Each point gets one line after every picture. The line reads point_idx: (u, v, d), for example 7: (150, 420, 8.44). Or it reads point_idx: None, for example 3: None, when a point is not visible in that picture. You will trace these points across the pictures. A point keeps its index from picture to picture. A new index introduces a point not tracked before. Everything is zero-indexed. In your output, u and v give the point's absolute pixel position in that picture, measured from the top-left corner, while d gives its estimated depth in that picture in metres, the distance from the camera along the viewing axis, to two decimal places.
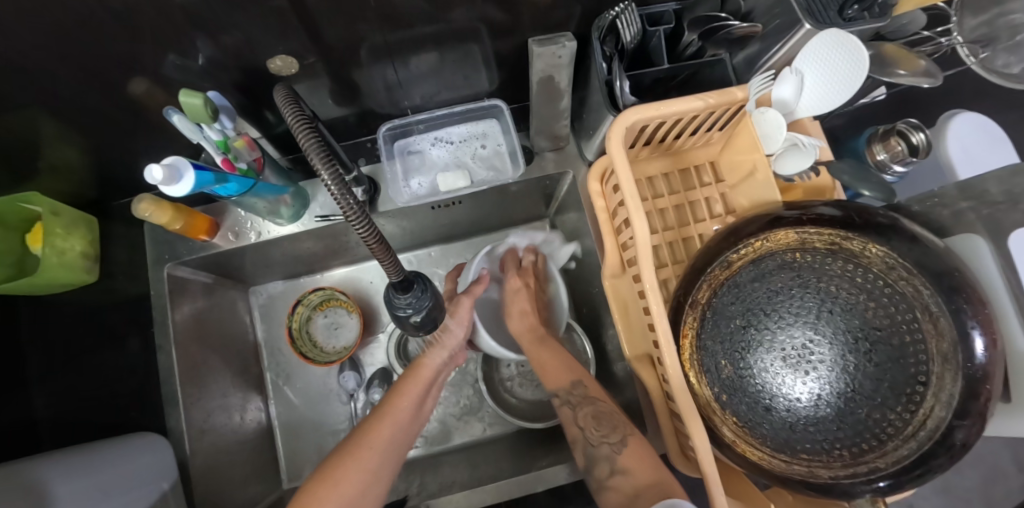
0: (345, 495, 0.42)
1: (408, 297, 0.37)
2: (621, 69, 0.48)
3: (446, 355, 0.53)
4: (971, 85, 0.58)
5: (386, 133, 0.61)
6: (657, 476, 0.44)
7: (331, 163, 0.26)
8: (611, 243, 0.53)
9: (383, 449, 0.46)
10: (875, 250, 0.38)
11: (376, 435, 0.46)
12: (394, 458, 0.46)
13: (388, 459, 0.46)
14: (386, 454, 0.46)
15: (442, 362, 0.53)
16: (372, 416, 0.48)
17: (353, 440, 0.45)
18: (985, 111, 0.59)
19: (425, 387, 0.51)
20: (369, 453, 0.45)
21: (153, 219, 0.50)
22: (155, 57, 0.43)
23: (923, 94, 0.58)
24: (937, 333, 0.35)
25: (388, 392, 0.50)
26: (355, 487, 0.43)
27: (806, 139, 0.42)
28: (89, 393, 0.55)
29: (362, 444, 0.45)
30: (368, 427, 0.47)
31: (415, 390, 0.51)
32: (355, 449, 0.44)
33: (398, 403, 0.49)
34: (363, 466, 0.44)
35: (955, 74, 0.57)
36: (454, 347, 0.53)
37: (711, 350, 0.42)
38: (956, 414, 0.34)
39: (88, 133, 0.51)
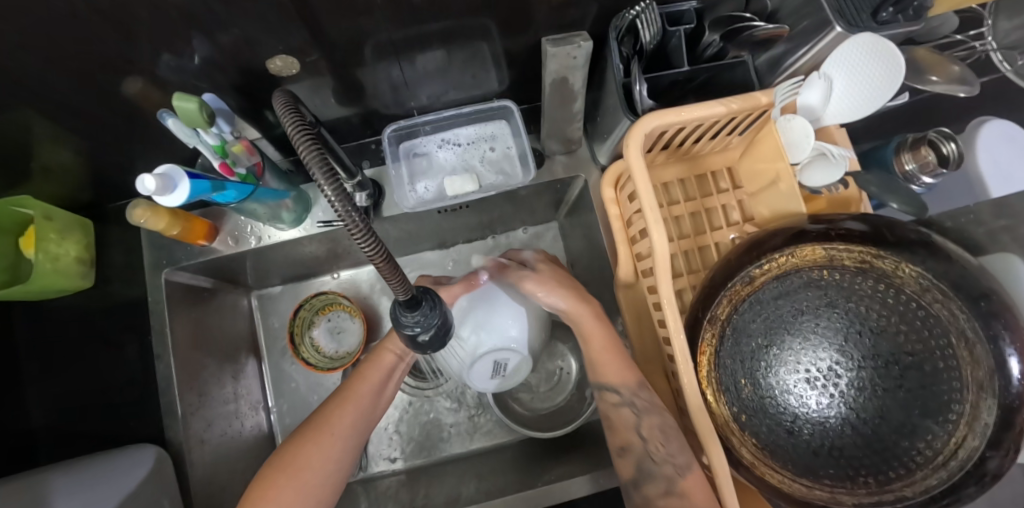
0: (302, 483, 0.43)
1: (415, 315, 0.35)
2: (639, 71, 0.45)
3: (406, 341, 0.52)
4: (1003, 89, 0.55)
5: (392, 134, 0.58)
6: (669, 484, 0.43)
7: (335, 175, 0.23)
8: (625, 253, 0.51)
9: (342, 435, 0.46)
10: (908, 269, 0.36)
11: (335, 422, 0.47)
12: (351, 446, 0.47)
13: (346, 446, 0.46)
14: (344, 440, 0.46)
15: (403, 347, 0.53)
16: (333, 403, 0.48)
17: (311, 430, 0.46)
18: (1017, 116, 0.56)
19: (387, 373, 0.52)
20: (327, 440, 0.46)
21: (149, 225, 0.47)
22: (149, 57, 0.41)
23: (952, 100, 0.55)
24: (973, 360, 0.33)
25: (350, 377, 0.51)
26: (315, 476, 0.44)
27: (836, 148, 0.40)
28: (85, 402, 0.54)
29: (320, 432, 0.46)
30: (327, 413, 0.47)
31: (375, 376, 0.51)
32: (313, 438, 0.45)
33: (358, 389, 0.49)
34: (323, 455, 0.45)
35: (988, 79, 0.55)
36: None
37: (730, 369, 0.41)
38: (990, 444, 0.32)
39: (81, 134, 0.49)
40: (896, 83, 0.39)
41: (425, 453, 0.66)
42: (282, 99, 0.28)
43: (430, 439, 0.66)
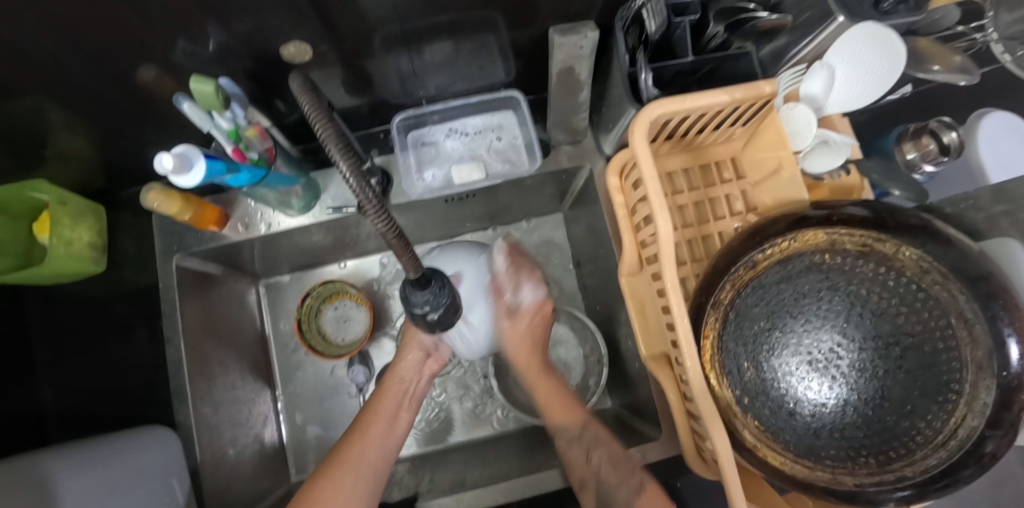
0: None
1: (426, 294, 0.36)
2: (645, 60, 0.46)
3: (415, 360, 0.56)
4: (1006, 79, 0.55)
5: (400, 123, 0.59)
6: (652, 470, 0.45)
7: (350, 155, 0.25)
8: (630, 240, 0.51)
9: (356, 469, 0.48)
10: (908, 253, 0.37)
11: (348, 455, 0.48)
12: (374, 477, 0.49)
13: (370, 481, 0.48)
14: (358, 474, 0.48)
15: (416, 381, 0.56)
16: (349, 440, 0.50)
17: (331, 465, 0.48)
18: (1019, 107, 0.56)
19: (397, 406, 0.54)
20: (341, 473, 0.47)
21: (162, 210, 0.49)
22: (164, 43, 0.42)
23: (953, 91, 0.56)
24: (972, 341, 0.34)
25: (364, 412, 0.53)
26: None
27: (838, 136, 0.42)
28: (96, 385, 0.55)
29: (335, 466, 0.47)
30: (341, 448, 0.49)
31: (387, 410, 0.53)
32: (331, 473, 0.47)
33: (372, 424, 0.52)
34: (342, 491, 0.46)
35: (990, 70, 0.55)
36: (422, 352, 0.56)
37: (733, 353, 0.41)
38: (989, 424, 0.33)
39: (95, 120, 0.50)
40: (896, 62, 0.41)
41: (430, 440, 0.66)
42: (298, 79, 0.29)
43: (435, 427, 0.67)
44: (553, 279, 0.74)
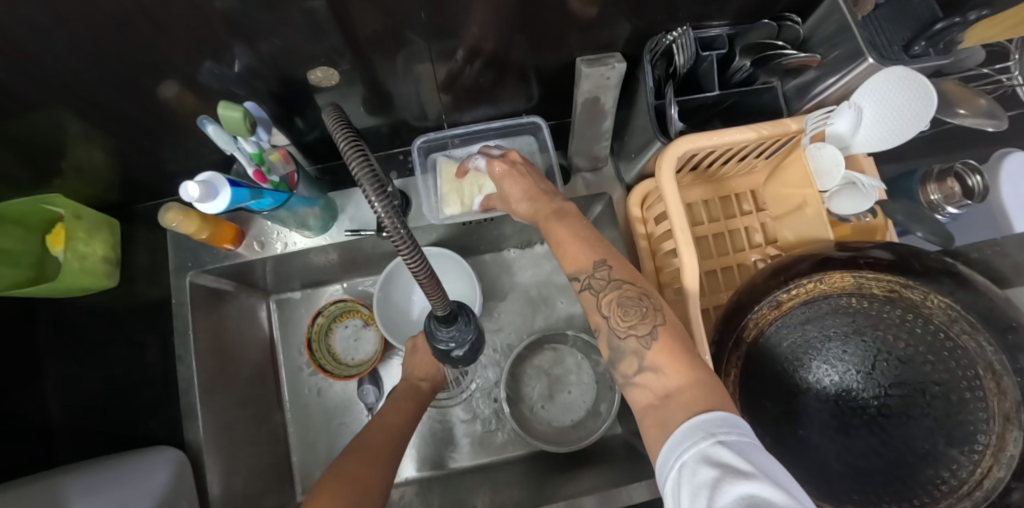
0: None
1: (451, 330, 0.36)
2: (672, 94, 0.46)
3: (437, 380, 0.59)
4: None
5: (421, 145, 0.58)
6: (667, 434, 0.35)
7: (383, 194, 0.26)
8: (650, 272, 0.51)
9: (385, 459, 0.47)
10: (937, 300, 0.36)
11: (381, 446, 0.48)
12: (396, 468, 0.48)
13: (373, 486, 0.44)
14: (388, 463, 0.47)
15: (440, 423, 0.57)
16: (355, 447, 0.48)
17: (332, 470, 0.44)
18: None
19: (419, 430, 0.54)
20: (374, 460, 0.46)
21: (180, 229, 0.48)
22: (190, 63, 0.41)
23: None
24: (1000, 392, 0.33)
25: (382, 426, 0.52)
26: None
27: (866, 179, 0.40)
28: (103, 402, 0.54)
29: (368, 452, 0.47)
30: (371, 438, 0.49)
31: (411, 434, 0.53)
32: (362, 456, 0.46)
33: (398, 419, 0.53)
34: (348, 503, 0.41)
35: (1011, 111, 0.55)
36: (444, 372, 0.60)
37: (754, 392, 0.42)
38: (1015, 476, 0.31)
39: (114, 135, 0.49)
40: (927, 102, 0.40)
41: (438, 463, 0.66)
42: (334, 114, 0.29)
43: (442, 450, 0.66)
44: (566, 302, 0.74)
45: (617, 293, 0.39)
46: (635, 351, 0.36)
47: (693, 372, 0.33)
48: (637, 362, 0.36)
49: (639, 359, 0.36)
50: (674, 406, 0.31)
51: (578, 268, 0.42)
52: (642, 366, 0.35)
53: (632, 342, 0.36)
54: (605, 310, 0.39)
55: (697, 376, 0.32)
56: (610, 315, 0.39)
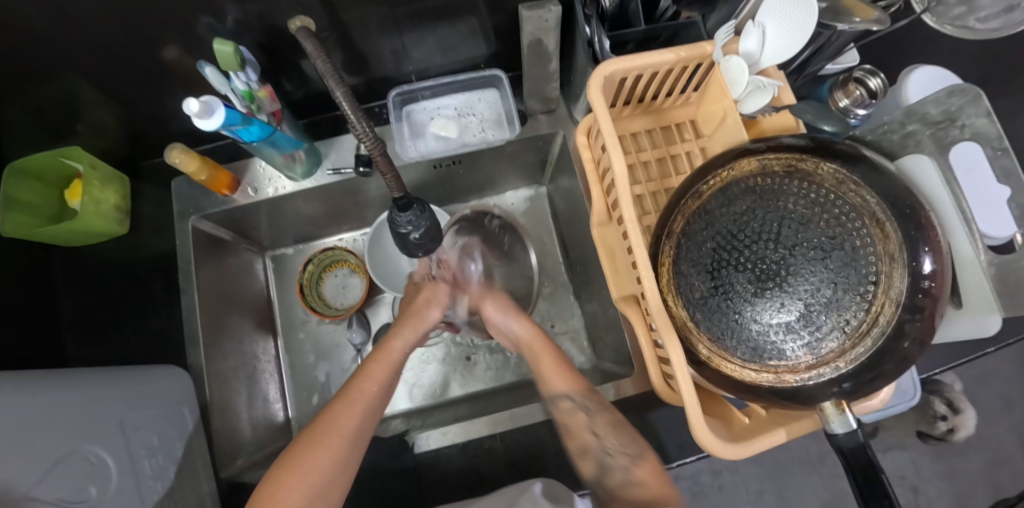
0: (315, 482, 0.45)
1: (407, 215, 0.43)
2: (600, 27, 0.53)
3: (409, 336, 0.57)
4: (922, 38, 0.64)
5: (395, 99, 0.66)
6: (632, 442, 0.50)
7: (344, 88, 0.36)
8: (598, 193, 0.57)
9: (347, 436, 0.47)
10: (827, 168, 0.43)
11: (340, 423, 0.48)
12: (357, 441, 0.48)
13: (355, 446, 0.48)
14: (349, 441, 0.47)
15: (408, 345, 0.58)
16: (338, 404, 0.49)
17: (314, 430, 0.47)
18: (940, 63, 0.64)
19: (392, 370, 0.54)
20: (335, 439, 0.47)
21: (182, 166, 0.55)
22: (188, 21, 0.48)
23: (883, 48, 0.64)
24: (884, 236, 0.39)
25: (353, 378, 0.52)
26: (323, 475, 0.45)
27: (767, 78, 0.46)
28: (114, 336, 0.60)
29: (324, 431, 0.47)
30: (328, 417, 0.48)
31: (384, 374, 0.53)
32: (318, 438, 0.46)
33: (362, 389, 0.51)
34: (330, 453, 0.46)
35: (908, 26, 0.63)
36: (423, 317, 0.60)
37: (685, 274, 0.47)
38: (906, 311, 0.38)
39: (125, 94, 0.57)
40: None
41: (431, 396, 0.73)
42: (308, 37, 0.38)
43: (436, 386, 0.73)
44: (537, 245, 0.81)
45: (607, 418, 0.51)
46: (625, 466, 0.49)
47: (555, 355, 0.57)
48: (625, 475, 0.49)
49: (630, 477, 0.48)
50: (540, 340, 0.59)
51: (567, 392, 0.54)
52: (632, 478, 0.48)
53: (623, 459, 0.49)
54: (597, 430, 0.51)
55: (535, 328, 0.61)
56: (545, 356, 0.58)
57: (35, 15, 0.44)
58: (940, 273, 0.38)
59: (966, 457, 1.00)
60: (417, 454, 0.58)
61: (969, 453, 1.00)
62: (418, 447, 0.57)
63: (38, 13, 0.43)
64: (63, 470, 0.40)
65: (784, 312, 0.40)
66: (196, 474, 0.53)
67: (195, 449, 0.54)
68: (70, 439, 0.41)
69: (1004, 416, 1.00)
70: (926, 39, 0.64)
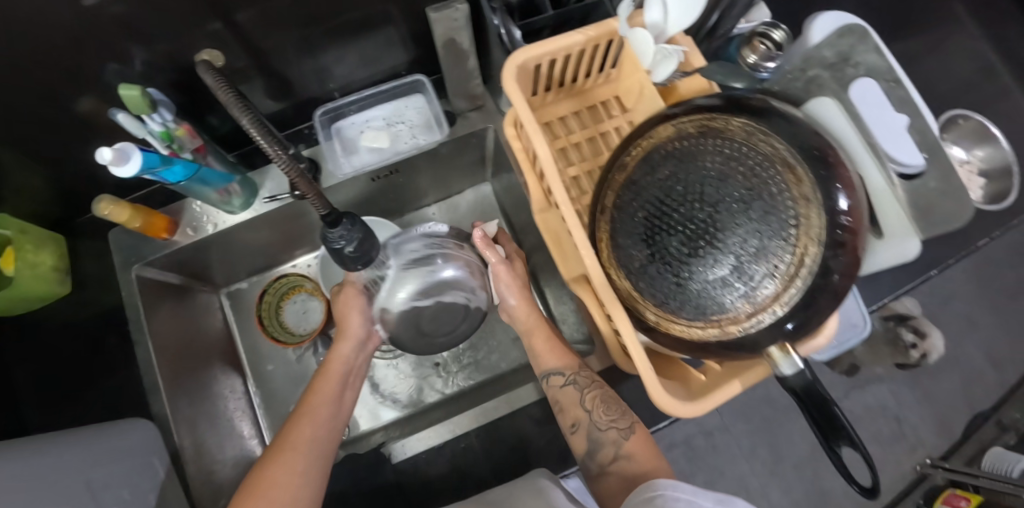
0: (281, 499, 0.43)
1: (338, 230, 0.43)
2: (509, 19, 0.53)
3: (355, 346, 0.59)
4: None
5: (321, 117, 0.65)
6: (621, 415, 0.50)
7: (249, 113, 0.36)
8: (533, 179, 0.57)
9: (305, 448, 0.48)
10: (737, 122, 0.44)
11: (297, 437, 0.48)
12: (321, 454, 0.49)
13: (315, 457, 0.48)
14: (308, 453, 0.48)
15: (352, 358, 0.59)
16: (293, 420, 0.50)
17: (274, 449, 0.47)
18: None
19: (338, 384, 0.56)
20: (292, 455, 0.47)
21: (112, 218, 0.54)
22: (90, 70, 0.47)
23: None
24: (796, 179, 0.40)
25: (301, 397, 0.53)
26: (289, 490, 0.45)
27: (669, 46, 0.47)
28: (72, 400, 0.58)
29: (284, 448, 0.47)
30: (286, 433, 0.49)
31: (329, 388, 0.55)
32: (275, 456, 0.47)
33: (314, 402, 0.52)
34: (293, 466, 0.46)
35: None
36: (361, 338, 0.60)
37: (623, 246, 0.48)
38: (827, 247, 0.39)
39: (42, 153, 0.55)
40: None
41: (408, 405, 0.73)
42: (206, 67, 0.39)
43: (411, 394, 0.73)
44: None
45: (598, 392, 0.53)
46: (615, 439, 0.49)
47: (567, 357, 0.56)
48: (615, 450, 0.48)
49: (617, 451, 0.48)
50: (542, 350, 0.57)
51: (557, 367, 0.55)
52: (619, 455, 0.48)
53: (613, 433, 0.49)
54: (587, 405, 0.52)
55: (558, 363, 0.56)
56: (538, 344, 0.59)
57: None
58: (854, 207, 0.40)
59: (940, 379, 1.04)
60: (396, 464, 0.58)
61: (944, 376, 1.04)
62: (393, 455, 0.58)
63: None
64: None
65: (716, 268, 0.41)
66: None
67: (173, 500, 0.53)
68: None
69: (970, 335, 1.04)
70: None
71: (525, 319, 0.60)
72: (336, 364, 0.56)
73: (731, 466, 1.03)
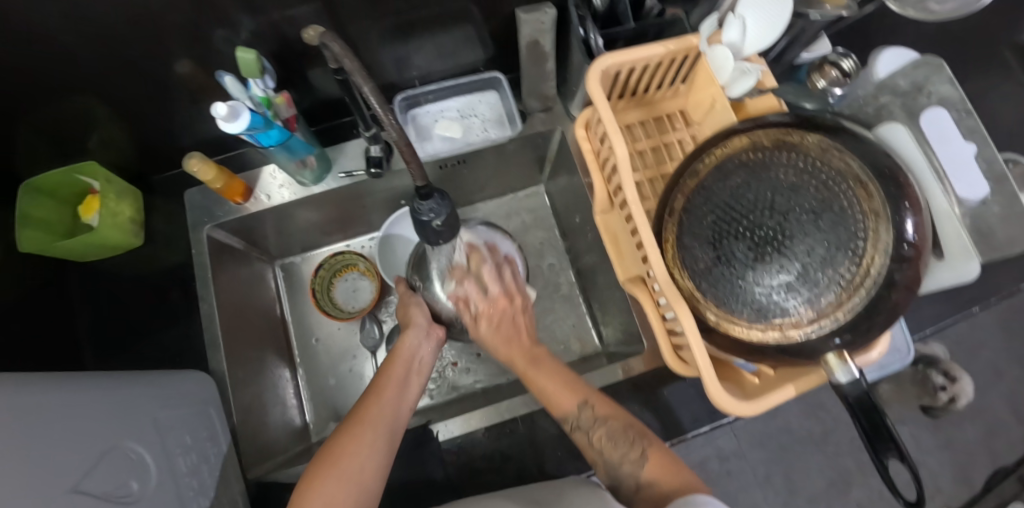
0: (348, 471, 0.45)
1: (428, 203, 0.45)
2: (593, 27, 0.57)
3: (421, 336, 0.60)
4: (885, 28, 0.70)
5: (400, 103, 0.68)
6: (631, 447, 0.50)
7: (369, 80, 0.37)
8: (599, 180, 0.60)
9: (375, 426, 0.49)
10: (812, 139, 0.47)
11: (367, 413, 0.49)
12: (390, 435, 0.49)
13: (386, 434, 0.49)
14: (378, 430, 0.48)
15: (420, 343, 0.60)
16: (368, 397, 0.52)
17: (349, 422, 0.49)
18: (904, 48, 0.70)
19: (409, 369, 0.57)
20: (361, 430, 0.48)
21: (199, 175, 0.57)
22: (206, 34, 0.50)
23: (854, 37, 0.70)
24: (868, 195, 0.43)
25: (379, 375, 0.55)
26: (357, 466, 0.46)
27: (750, 64, 0.50)
28: (132, 347, 0.61)
29: (355, 424, 0.48)
30: (361, 408, 0.50)
31: (399, 373, 0.55)
32: (349, 430, 0.48)
33: (388, 381, 0.54)
34: (362, 444, 0.47)
35: (878, 16, 0.69)
36: (425, 326, 0.61)
37: (690, 247, 0.49)
38: (893, 259, 0.41)
39: (138, 111, 0.59)
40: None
41: (443, 394, 0.74)
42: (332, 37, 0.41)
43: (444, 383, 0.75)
44: (540, 241, 0.84)
45: (605, 431, 0.51)
46: (632, 472, 0.50)
47: (572, 397, 0.53)
48: (635, 480, 0.50)
49: (637, 480, 0.50)
50: (552, 389, 0.55)
51: (568, 410, 0.53)
52: (642, 482, 0.49)
53: (628, 466, 0.50)
54: (596, 440, 0.52)
55: (573, 402, 0.53)
56: (544, 385, 0.55)
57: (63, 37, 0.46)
58: (919, 224, 0.42)
59: (963, 428, 1.04)
60: (442, 442, 0.59)
61: (966, 423, 1.04)
62: (440, 435, 0.59)
63: (66, 34, 0.46)
64: (104, 466, 0.39)
65: (783, 273, 0.43)
66: (228, 475, 0.54)
67: (224, 452, 0.54)
68: (112, 435, 0.41)
69: (995, 385, 1.05)
70: (887, 28, 0.70)
71: (516, 362, 0.58)
72: (403, 348, 0.57)
73: (745, 493, 1.02)
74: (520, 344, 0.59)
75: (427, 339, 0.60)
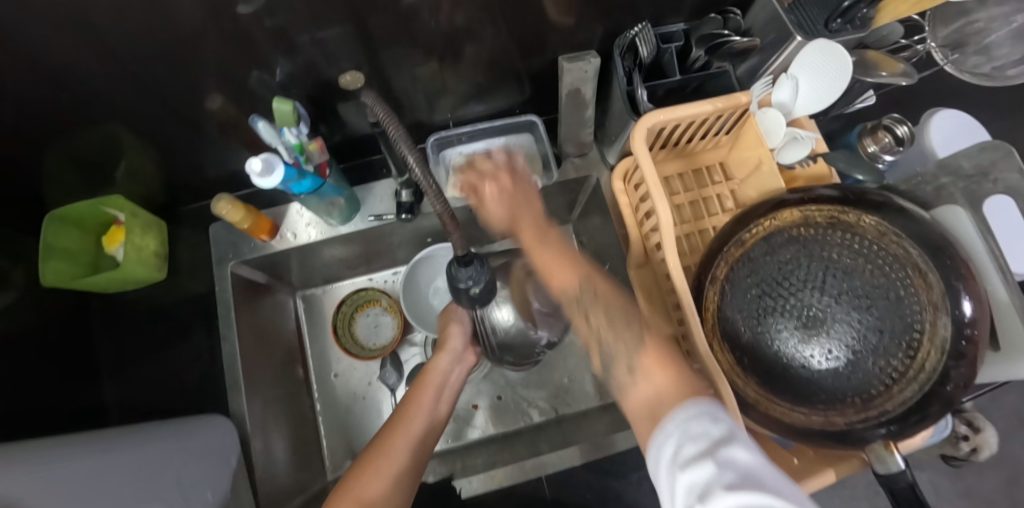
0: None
1: (468, 270, 0.43)
2: (639, 79, 0.55)
3: (451, 359, 0.58)
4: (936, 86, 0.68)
5: (433, 143, 0.66)
6: (631, 342, 0.41)
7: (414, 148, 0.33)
8: (636, 234, 0.58)
9: (398, 461, 0.49)
10: (869, 220, 0.45)
11: (389, 448, 0.49)
12: (411, 471, 0.49)
13: (407, 469, 0.49)
14: (400, 465, 0.48)
15: (450, 367, 0.59)
16: (389, 429, 0.51)
17: (370, 454, 0.49)
18: (954, 107, 0.68)
19: (437, 394, 0.56)
20: (383, 465, 0.48)
21: (227, 217, 0.56)
22: (243, 76, 0.49)
23: (904, 95, 0.68)
24: (927, 287, 0.41)
25: (403, 404, 0.55)
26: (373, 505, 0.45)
27: (803, 131, 0.51)
28: (152, 384, 0.60)
29: (375, 459, 0.48)
30: (382, 441, 0.50)
31: (428, 399, 0.55)
32: (369, 464, 0.47)
33: (415, 407, 0.54)
34: (381, 478, 0.46)
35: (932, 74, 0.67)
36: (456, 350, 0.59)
37: (731, 319, 0.48)
38: (950, 357, 0.39)
39: (168, 145, 0.57)
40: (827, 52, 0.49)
41: (452, 438, 0.71)
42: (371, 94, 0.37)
43: (456, 426, 0.72)
44: None
45: (603, 313, 0.44)
46: (626, 377, 0.39)
47: (574, 274, 0.47)
48: (626, 384, 0.39)
49: (627, 387, 0.39)
50: (546, 257, 0.48)
51: (565, 285, 0.47)
52: (632, 394, 0.39)
53: (621, 365, 0.40)
54: (596, 329, 0.44)
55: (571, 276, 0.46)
56: (543, 249, 0.49)
57: (99, 79, 0.45)
58: (980, 320, 0.40)
59: (984, 477, 1.03)
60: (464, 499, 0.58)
61: (987, 472, 1.03)
62: None
63: (99, 75, 0.44)
64: None
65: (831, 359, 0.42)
66: None
67: (243, 499, 0.53)
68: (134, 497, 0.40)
69: (1018, 434, 1.03)
70: (938, 86, 0.68)
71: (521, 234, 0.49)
72: (434, 372, 0.57)
73: None
74: (527, 216, 0.50)
75: (456, 366, 0.59)
